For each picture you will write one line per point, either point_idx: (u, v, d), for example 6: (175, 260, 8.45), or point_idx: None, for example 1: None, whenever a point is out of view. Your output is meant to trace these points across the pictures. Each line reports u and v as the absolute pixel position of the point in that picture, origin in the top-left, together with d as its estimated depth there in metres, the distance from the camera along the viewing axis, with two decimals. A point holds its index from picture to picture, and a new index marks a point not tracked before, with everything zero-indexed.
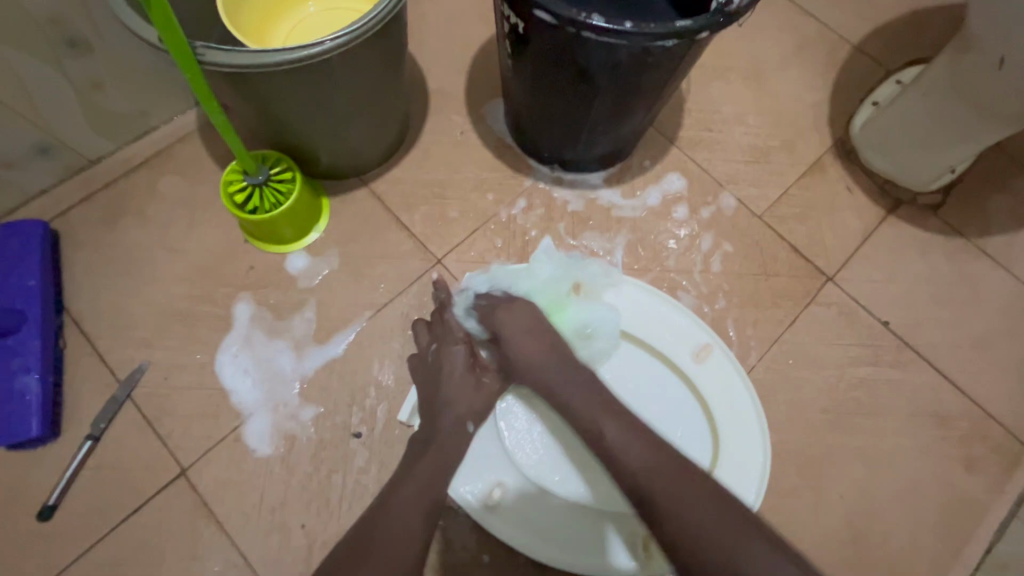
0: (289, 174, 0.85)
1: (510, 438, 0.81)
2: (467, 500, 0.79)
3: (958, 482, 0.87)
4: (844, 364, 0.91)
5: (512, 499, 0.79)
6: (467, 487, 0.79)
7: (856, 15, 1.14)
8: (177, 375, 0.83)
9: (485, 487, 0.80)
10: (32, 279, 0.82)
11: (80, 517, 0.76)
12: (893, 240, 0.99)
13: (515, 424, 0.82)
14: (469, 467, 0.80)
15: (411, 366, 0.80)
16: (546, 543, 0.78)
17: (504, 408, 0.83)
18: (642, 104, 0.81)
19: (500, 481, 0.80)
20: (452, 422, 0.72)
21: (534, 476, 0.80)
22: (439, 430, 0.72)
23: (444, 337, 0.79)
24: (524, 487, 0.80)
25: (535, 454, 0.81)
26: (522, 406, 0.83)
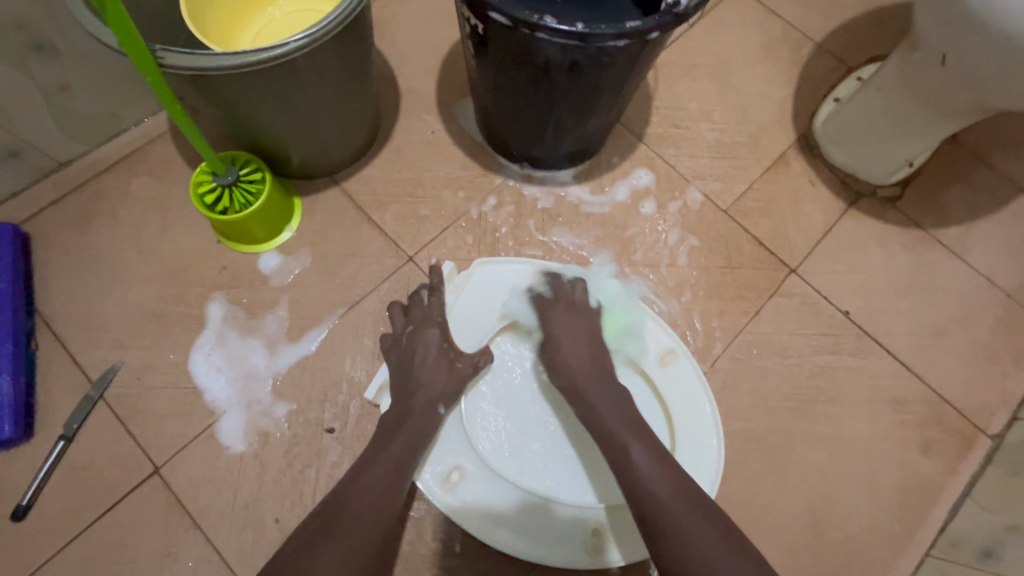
0: (258, 175, 0.86)
1: (474, 426, 0.84)
2: (427, 481, 0.81)
3: (915, 464, 0.90)
4: (806, 353, 0.94)
5: (470, 484, 0.81)
6: (429, 469, 0.81)
7: (818, 14, 1.18)
8: (150, 375, 0.84)
9: (446, 471, 0.82)
10: (2, 281, 0.82)
11: (54, 516, 0.77)
12: (853, 232, 1.02)
13: (479, 414, 0.85)
14: (432, 450, 0.82)
15: (383, 348, 0.83)
16: (500, 528, 0.80)
17: (470, 398, 0.85)
18: (604, 102, 0.83)
19: (459, 465, 0.82)
20: (423, 404, 0.77)
21: (494, 464, 0.82)
22: (411, 410, 0.76)
23: (421, 320, 0.83)
24: (483, 473, 0.82)
25: (496, 444, 0.84)
26: (488, 397, 0.86)
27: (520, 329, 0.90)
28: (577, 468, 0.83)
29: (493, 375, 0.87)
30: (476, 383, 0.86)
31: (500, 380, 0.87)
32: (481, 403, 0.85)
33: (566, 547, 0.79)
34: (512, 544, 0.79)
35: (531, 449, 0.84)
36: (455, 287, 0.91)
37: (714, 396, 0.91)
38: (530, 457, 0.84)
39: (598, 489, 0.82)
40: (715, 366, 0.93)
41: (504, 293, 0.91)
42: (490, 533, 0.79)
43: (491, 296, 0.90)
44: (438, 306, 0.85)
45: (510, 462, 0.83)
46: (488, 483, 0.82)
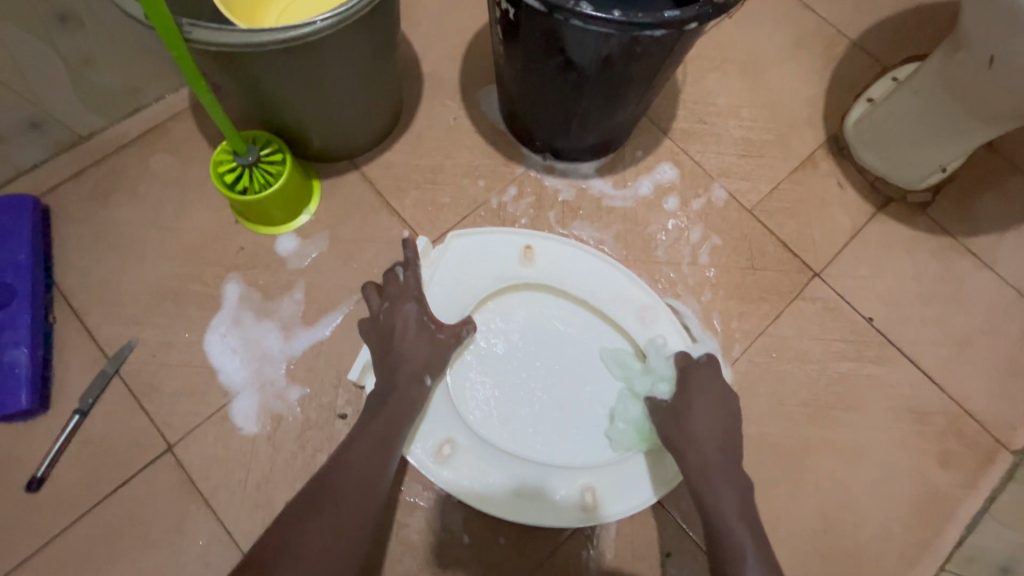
0: (279, 156, 0.85)
1: (462, 397, 0.82)
2: (416, 455, 0.79)
3: (933, 476, 0.88)
4: (826, 358, 0.93)
5: (462, 454, 0.80)
6: (418, 443, 0.79)
7: (855, 11, 1.14)
8: (165, 353, 0.84)
9: (436, 444, 0.80)
10: (22, 253, 0.82)
11: (68, 489, 0.77)
12: (881, 237, 1.00)
13: (467, 385, 0.83)
14: (420, 424, 0.80)
15: (363, 329, 0.80)
16: (496, 496, 0.79)
17: (456, 369, 0.84)
18: (633, 94, 0.81)
19: (450, 438, 0.80)
20: (406, 378, 0.75)
21: (485, 433, 0.81)
22: (395, 388, 0.74)
23: (398, 295, 0.79)
24: (473, 442, 0.80)
25: (486, 413, 0.83)
26: (474, 367, 0.84)
27: (501, 299, 0.87)
28: (568, 429, 0.83)
29: (477, 344, 0.85)
30: (460, 354, 0.84)
31: (484, 352, 0.85)
32: (468, 375, 0.84)
33: (563, 508, 0.79)
34: (507, 509, 0.78)
35: (521, 413, 0.83)
36: (431, 262, 0.88)
37: None
38: (520, 423, 0.82)
39: (590, 453, 0.82)
40: (733, 367, 0.91)
41: (482, 263, 0.88)
42: (485, 500, 0.79)
43: (469, 267, 0.88)
44: (415, 281, 0.80)
45: (501, 429, 0.82)
46: (478, 450, 0.80)
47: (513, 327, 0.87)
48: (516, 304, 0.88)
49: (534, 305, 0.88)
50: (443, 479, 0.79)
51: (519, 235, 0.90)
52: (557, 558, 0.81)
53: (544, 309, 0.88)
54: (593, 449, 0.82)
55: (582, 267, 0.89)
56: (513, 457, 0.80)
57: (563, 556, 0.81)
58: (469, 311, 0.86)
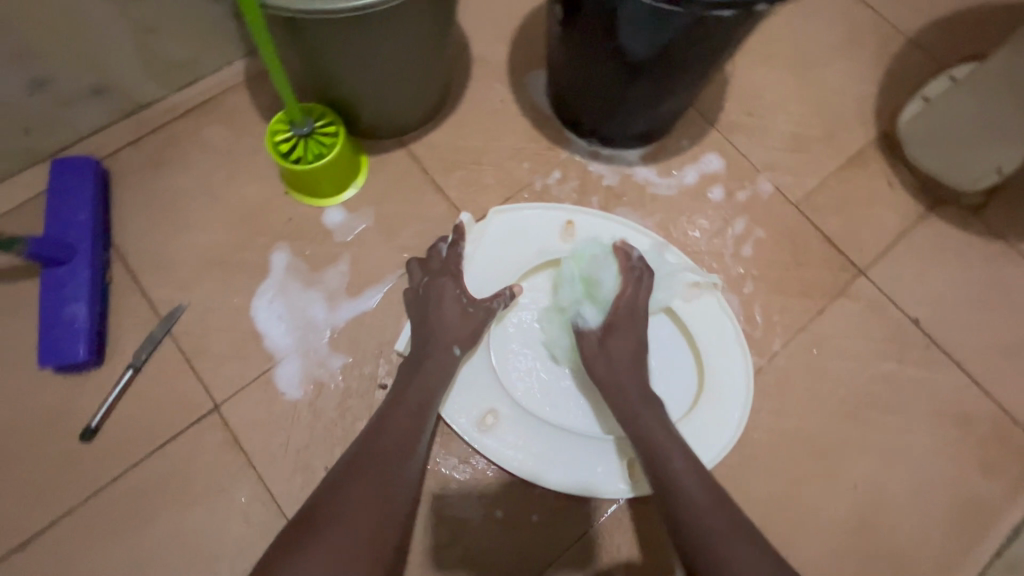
0: (333, 129, 0.87)
1: (504, 368, 0.85)
2: (457, 419, 0.82)
3: (975, 482, 0.87)
4: (868, 358, 0.91)
5: (506, 424, 0.83)
6: (462, 413, 0.83)
7: (912, 6, 1.11)
8: (213, 317, 0.86)
9: (480, 414, 0.83)
10: (83, 213, 0.84)
11: (118, 442, 0.80)
12: (930, 237, 0.98)
13: (509, 356, 0.86)
14: (465, 395, 0.84)
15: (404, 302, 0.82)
16: (538, 464, 0.82)
17: (499, 341, 0.86)
18: (687, 81, 0.81)
19: (494, 408, 0.83)
20: (442, 349, 0.77)
21: (527, 404, 0.84)
22: (435, 360, 0.76)
23: (438, 271, 0.82)
24: (515, 411, 0.84)
25: (528, 385, 0.85)
26: (516, 339, 0.87)
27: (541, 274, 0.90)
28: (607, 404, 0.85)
29: (519, 317, 0.88)
30: (501, 326, 0.87)
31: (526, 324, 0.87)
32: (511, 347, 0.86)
33: (601, 479, 0.81)
34: (546, 476, 0.81)
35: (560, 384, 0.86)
36: (475, 238, 0.90)
37: (768, 392, 0.89)
38: (561, 394, 0.85)
39: None
40: (772, 361, 0.90)
41: (522, 239, 0.91)
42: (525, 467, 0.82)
43: (510, 244, 0.90)
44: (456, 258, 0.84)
45: (541, 399, 0.85)
46: (520, 420, 0.83)
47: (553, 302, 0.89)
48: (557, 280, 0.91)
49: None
50: (488, 448, 0.82)
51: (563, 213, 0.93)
52: (588, 539, 0.81)
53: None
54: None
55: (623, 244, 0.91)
56: (553, 427, 0.83)
57: (594, 539, 0.82)
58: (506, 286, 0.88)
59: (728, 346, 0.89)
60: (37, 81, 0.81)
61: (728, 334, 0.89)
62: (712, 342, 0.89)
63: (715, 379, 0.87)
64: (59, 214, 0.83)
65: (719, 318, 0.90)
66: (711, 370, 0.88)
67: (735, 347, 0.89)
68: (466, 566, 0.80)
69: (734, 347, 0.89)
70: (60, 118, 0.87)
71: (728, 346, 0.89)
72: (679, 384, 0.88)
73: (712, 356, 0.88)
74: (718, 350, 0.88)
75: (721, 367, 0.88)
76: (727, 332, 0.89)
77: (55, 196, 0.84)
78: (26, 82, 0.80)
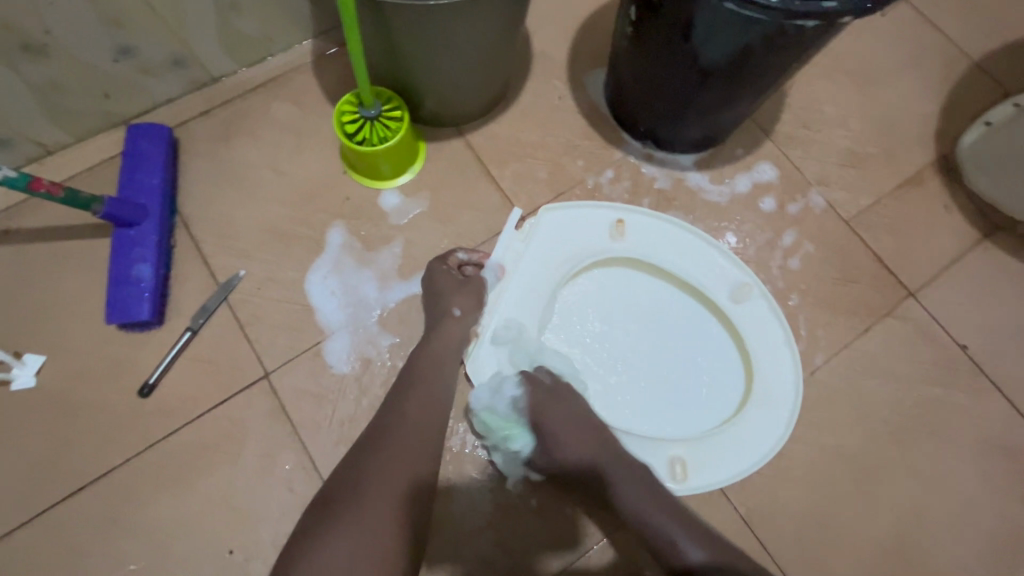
0: (398, 114, 0.89)
1: None
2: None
3: (1016, 515, 0.85)
4: (913, 380, 0.90)
5: None
6: None
7: (981, 31, 1.10)
8: (270, 287, 0.89)
9: None
10: (155, 178, 0.87)
11: (173, 400, 0.83)
12: (984, 265, 0.97)
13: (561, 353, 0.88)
14: None
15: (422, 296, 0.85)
16: None
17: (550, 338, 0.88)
18: (754, 90, 0.81)
19: None
20: None
21: None
22: None
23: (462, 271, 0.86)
24: None
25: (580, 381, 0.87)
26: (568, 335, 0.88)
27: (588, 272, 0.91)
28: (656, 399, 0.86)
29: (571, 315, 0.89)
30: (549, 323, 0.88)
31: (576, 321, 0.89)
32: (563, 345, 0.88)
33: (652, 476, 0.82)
34: None
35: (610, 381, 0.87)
36: (525, 236, 0.91)
37: (809, 407, 0.89)
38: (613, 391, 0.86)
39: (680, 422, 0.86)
40: (814, 376, 0.90)
41: (567, 236, 0.91)
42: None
43: (555, 242, 0.91)
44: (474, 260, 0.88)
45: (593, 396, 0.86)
46: None
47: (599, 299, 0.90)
48: (603, 277, 0.91)
49: (622, 279, 0.91)
50: None
51: (609, 210, 0.93)
52: (619, 536, 0.83)
53: (632, 283, 0.91)
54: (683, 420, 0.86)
55: (672, 243, 0.92)
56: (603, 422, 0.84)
57: (626, 534, 0.83)
58: (554, 284, 0.88)
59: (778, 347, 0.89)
60: (123, 49, 0.85)
61: (776, 335, 0.89)
62: (761, 341, 0.88)
63: (765, 379, 0.87)
64: (134, 178, 0.87)
65: (768, 321, 0.90)
66: (761, 372, 0.87)
67: (784, 349, 0.89)
68: (499, 550, 0.81)
69: (784, 349, 0.89)
70: (139, 86, 0.91)
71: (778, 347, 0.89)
72: (727, 382, 0.88)
73: (762, 355, 0.88)
74: (770, 351, 0.88)
75: (771, 368, 0.88)
76: (777, 333, 0.89)
77: (131, 160, 0.87)
78: (113, 49, 0.84)
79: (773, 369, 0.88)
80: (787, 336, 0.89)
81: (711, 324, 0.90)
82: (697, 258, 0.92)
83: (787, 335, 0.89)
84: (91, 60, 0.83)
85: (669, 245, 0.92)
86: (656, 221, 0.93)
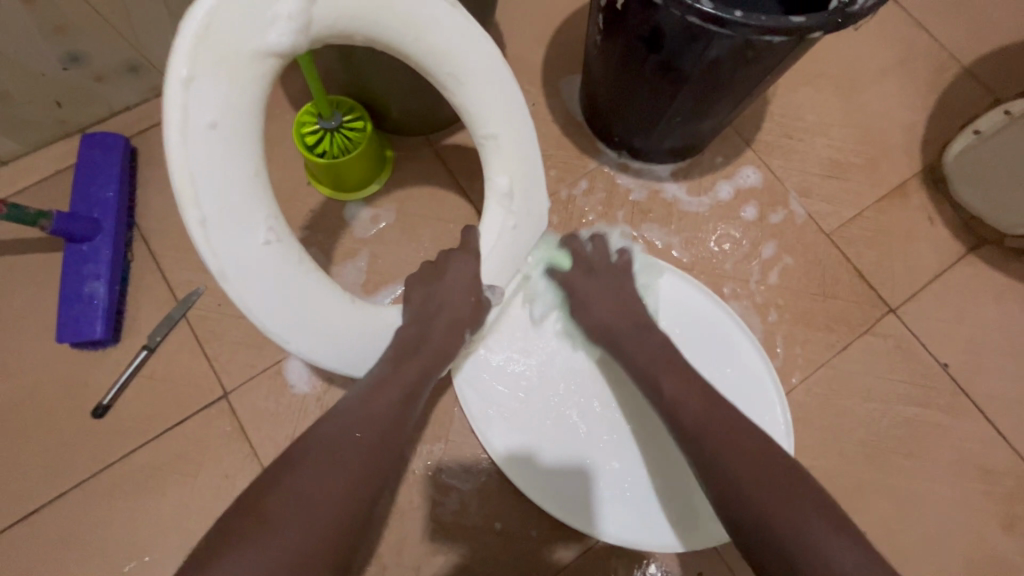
0: (360, 124, 0.85)
1: (503, 392, 0.85)
2: (465, 397, 0.84)
3: (992, 539, 0.84)
4: (891, 401, 0.88)
5: (484, 418, 0.84)
6: (473, 410, 0.84)
7: (971, 34, 1.06)
8: (230, 303, 0.86)
9: (483, 420, 0.84)
10: (110, 190, 0.84)
11: (130, 419, 0.81)
12: (968, 280, 0.94)
13: (502, 381, 0.85)
14: (476, 397, 0.84)
15: None
16: (521, 468, 0.82)
17: (499, 362, 0.86)
18: (730, 101, 0.77)
19: (476, 411, 0.84)
20: (448, 329, 0.70)
21: (521, 432, 0.84)
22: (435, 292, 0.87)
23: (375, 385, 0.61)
24: (495, 415, 0.84)
25: (529, 423, 0.84)
26: (512, 363, 0.86)
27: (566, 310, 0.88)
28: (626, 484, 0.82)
29: (529, 360, 0.86)
30: (500, 343, 0.86)
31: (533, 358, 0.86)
32: (504, 367, 0.86)
33: (554, 502, 0.81)
34: (201, 206, 0.52)
35: (605, 455, 0.83)
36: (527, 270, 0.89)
37: None
38: (551, 449, 0.83)
39: (589, 518, 0.81)
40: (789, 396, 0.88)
41: (534, 178, 0.76)
42: (541, 484, 0.82)
43: (545, 224, 0.79)
44: None
45: (537, 439, 0.83)
46: (505, 430, 0.84)
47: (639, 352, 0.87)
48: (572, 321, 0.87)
49: None
50: (467, 402, 0.84)
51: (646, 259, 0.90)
52: (587, 561, 0.81)
53: None
54: (633, 516, 0.81)
55: (676, 292, 0.90)
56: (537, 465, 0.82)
57: (594, 560, 0.81)
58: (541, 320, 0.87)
59: (197, 85, 0.50)
60: (73, 56, 0.82)
61: (217, 42, 0.51)
62: (764, 437, 0.84)
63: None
64: (86, 191, 0.83)
65: None
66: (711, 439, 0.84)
67: (219, 112, 0.52)
68: (460, 572, 0.80)
69: (199, 84, 0.51)
70: (93, 94, 0.88)
71: (183, 79, 0.50)
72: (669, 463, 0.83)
73: (259, 213, 0.57)
74: (217, 153, 0.52)
75: (212, 166, 0.52)
76: (249, 165, 0.55)
77: (84, 172, 0.84)
78: (61, 57, 0.81)
79: (195, 147, 0.51)
80: (212, 23, 0.51)
81: (743, 401, 0.85)
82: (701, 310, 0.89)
83: (205, 30, 0.50)
84: (38, 66, 0.81)
85: (709, 327, 0.88)
86: (708, 297, 0.89)
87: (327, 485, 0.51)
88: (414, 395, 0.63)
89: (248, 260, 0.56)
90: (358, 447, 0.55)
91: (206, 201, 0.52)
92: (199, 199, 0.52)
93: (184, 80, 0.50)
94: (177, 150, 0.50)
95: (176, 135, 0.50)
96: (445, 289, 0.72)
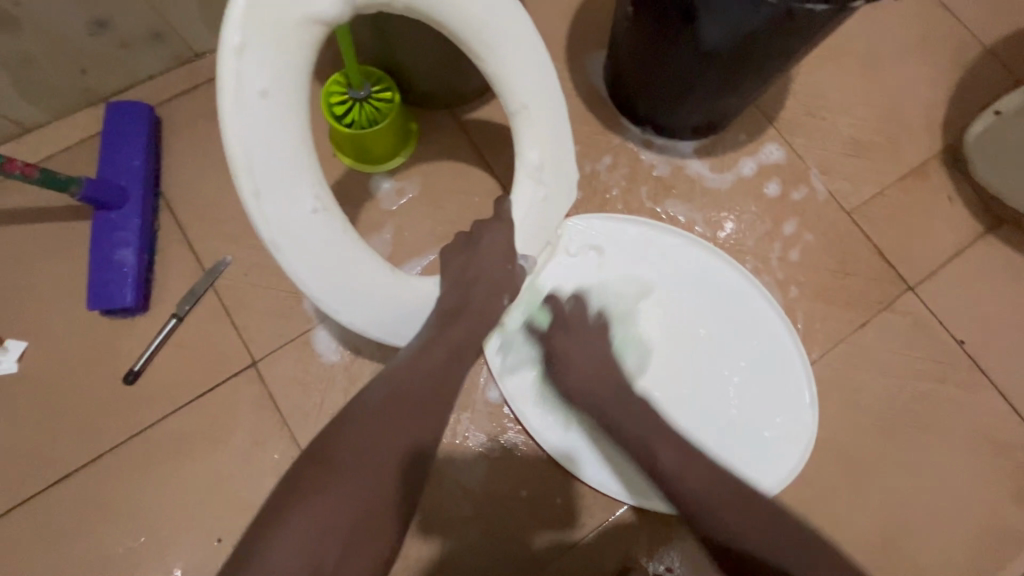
0: (389, 95, 0.85)
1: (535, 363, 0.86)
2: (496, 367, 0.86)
3: (1003, 510, 0.86)
4: (908, 376, 0.90)
5: (516, 387, 0.85)
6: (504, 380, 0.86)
7: (994, 15, 1.06)
8: (257, 273, 0.86)
9: (514, 388, 0.86)
10: (137, 158, 0.84)
11: (160, 385, 0.82)
12: (986, 259, 0.95)
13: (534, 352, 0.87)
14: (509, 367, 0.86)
15: None
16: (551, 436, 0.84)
17: None
18: (760, 76, 0.78)
19: (508, 381, 0.86)
20: (483, 297, 0.70)
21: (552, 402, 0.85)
22: None
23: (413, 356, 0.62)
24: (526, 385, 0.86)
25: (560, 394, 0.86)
26: None
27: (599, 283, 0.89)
28: None
29: None
30: None
31: None
32: None
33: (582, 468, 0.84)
34: (252, 177, 0.53)
35: None
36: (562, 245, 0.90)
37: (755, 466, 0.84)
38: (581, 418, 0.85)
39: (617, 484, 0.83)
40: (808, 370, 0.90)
41: (565, 151, 0.77)
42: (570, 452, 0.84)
43: (575, 198, 0.79)
44: None
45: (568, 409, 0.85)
46: (536, 400, 0.85)
47: (662, 333, 0.88)
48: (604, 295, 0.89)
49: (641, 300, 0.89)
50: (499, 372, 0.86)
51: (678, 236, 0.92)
52: (609, 527, 0.83)
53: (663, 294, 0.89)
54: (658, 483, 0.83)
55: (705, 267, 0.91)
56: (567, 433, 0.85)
57: (617, 526, 0.83)
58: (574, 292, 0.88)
59: (247, 55, 0.52)
60: (100, 22, 0.81)
61: (265, 14, 0.53)
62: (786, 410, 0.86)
63: (768, 473, 0.84)
64: (114, 159, 0.83)
65: None
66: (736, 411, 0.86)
67: (267, 80, 0.54)
68: (485, 539, 0.82)
69: (250, 54, 0.52)
70: (118, 62, 0.87)
71: (235, 48, 0.51)
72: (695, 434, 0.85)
73: (305, 180, 0.58)
74: (265, 121, 0.54)
75: (261, 134, 0.53)
76: (296, 134, 0.57)
77: (110, 139, 0.84)
78: (88, 22, 0.80)
79: (247, 114, 0.52)
80: None
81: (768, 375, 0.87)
82: (729, 284, 0.90)
83: (255, 0, 0.52)
84: (65, 32, 0.80)
85: (738, 302, 0.90)
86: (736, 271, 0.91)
87: (380, 442, 0.54)
88: (455, 358, 0.64)
89: (296, 226, 0.57)
90: (407, 406, 0.57)
91: (258, 170, 0.54)
92: (251, 168, 0.53)
93: (235, 49, 0.51)
94: (230, 120, 0.52)
95: (231, 107, 0.52)
96: (476, 257, 0.71)
